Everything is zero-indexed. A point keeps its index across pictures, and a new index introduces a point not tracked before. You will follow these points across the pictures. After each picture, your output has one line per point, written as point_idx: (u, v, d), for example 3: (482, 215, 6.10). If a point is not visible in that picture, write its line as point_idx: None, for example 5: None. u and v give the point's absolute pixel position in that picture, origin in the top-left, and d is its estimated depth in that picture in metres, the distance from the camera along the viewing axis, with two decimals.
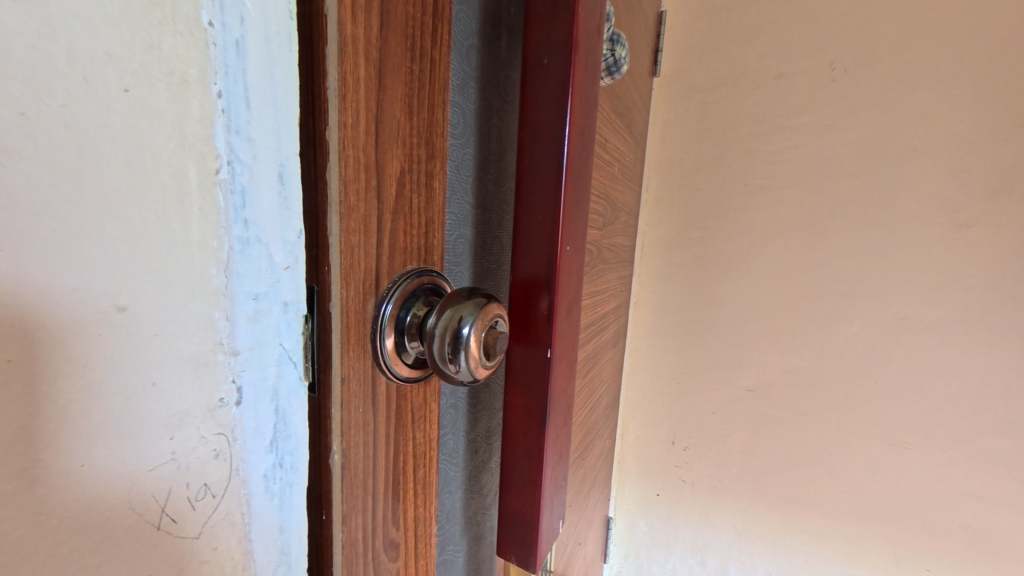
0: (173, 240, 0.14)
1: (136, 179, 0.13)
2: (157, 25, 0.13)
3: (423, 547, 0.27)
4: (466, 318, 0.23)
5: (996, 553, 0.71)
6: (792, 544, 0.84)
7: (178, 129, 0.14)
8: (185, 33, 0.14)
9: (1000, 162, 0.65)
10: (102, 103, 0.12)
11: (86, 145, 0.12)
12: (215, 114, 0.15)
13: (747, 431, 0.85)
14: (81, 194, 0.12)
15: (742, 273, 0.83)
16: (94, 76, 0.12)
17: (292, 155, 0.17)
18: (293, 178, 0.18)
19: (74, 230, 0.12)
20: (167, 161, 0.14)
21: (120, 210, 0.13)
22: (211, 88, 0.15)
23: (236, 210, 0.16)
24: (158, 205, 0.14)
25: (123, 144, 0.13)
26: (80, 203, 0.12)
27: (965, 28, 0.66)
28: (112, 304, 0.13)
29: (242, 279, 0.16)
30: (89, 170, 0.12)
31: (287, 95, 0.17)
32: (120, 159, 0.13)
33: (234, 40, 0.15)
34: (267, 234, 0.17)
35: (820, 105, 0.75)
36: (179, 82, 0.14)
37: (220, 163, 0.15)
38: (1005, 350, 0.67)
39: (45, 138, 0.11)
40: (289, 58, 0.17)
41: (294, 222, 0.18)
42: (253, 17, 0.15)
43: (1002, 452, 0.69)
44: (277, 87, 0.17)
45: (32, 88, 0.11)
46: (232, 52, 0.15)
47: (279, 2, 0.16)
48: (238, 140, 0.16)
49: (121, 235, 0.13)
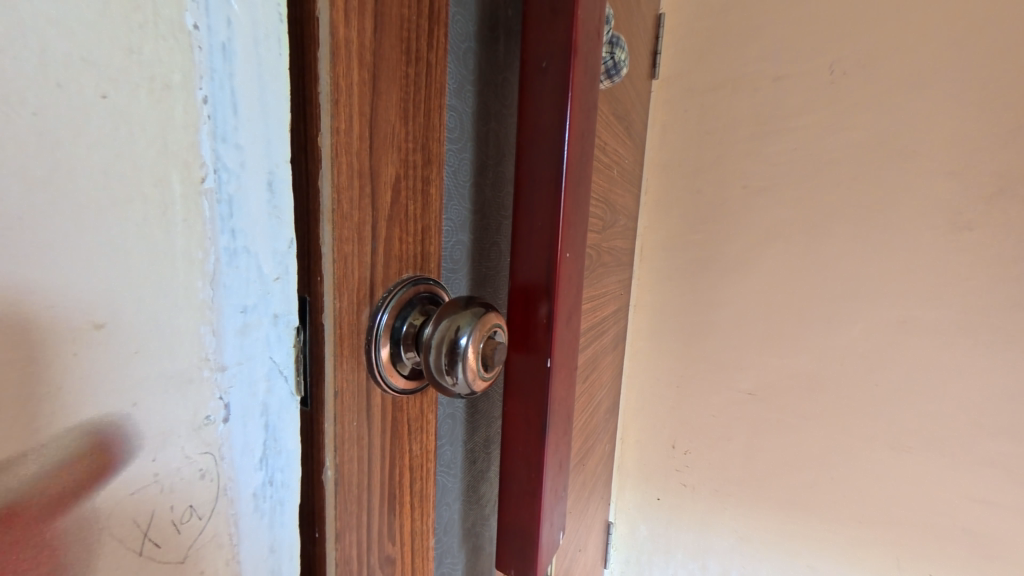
0: (154, 252, 0.13)
1: (116, 188, 0.12)
2: (138, 28, 0.12)
3: (421, 561, 0.27)
4: (464, 328, 0.22)
5: (999, 557, 0.70)
6: (795, 548, 0.84)
7: (162, 137, 0.13)
8: (168, 37, 0.13)
9: (1000, 164, 0.65)
10: (81, 111, 0.12)
11: (64, 154, 0.11)
12: (201, 121, 0.14)
13: (747, 435, 0.85)
14: (57, 206, 0.11)
15: (742, 276, 0.82)
16: (71, 81, 0.11)
17: (282, 161, 0.17)
18: (284, 185, 0.17)
19: (51, 244, 0.11)
20: (150, 170, 0.13)
21: (98, 220, 0.12)
22: (197, 94, 0.14)
23: (223, 220, 0.15)
24: (140, 216, 0.13)
25: (102, 151, 0.12)
26: (57, 216, 0.11)
27: (962, 30, 0.66)
28: (90, 321, 0.12)
29: (230, 290, 0.16)
30: (66, 180, 0.11)
31: (277, 100, 0.16)
32: (99, 168, 0.12)
33: (221, 44, 0.14)
34: (257, 243, 0.16)
35: (819, 107, 0.75)
36: (161, 87, 0.13)
37: (207, 171, 0.15)
38: (1006, 353, 0.67)
39: (19, 147, 0.11)
40: (278, 62, 0.16)
41: (284, 232, 0.17)
42: (239, 20, 0.15)
43: (1003, 456, 0.69)
44: (267, 92, 0.16)
45: (5, 94, 0.10)
46: (218, 56, 0.14)
47: (268, 3, 0.16)
48: (225, 148, 0.15)
49: (100, 247, 0.12)
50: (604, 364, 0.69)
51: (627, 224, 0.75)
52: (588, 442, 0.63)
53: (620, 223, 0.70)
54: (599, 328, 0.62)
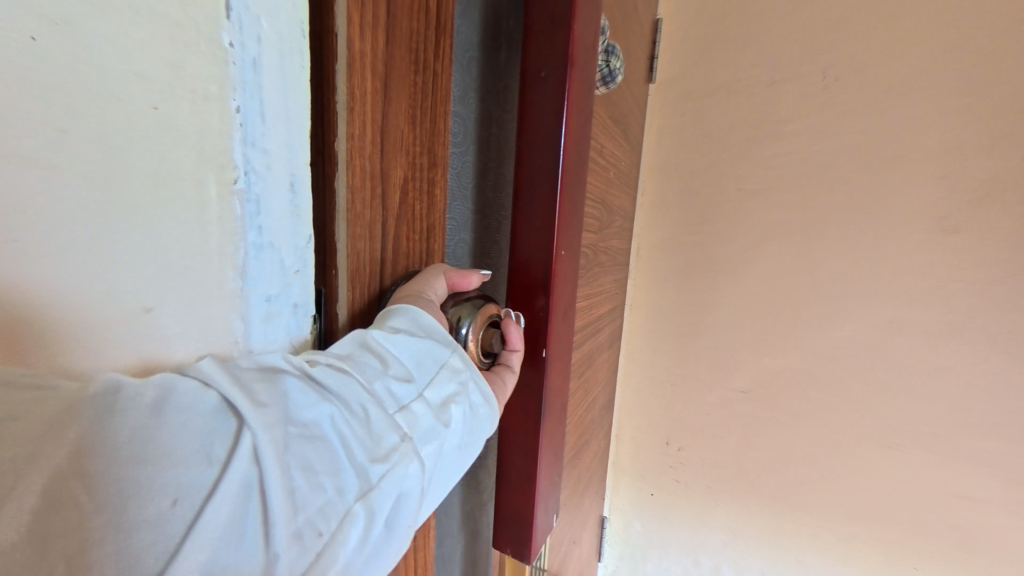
0: (193, 248, 0.15)
1: (161, 192, 0.14)
2: (182, 45, 0.14)
3: (422, 540, 0.28)
4: (465, 318, 0.27)
5: (982, 551, 0.73)
6: (786, 543, 0.86)
7: (201, 143, 0.15)
8: (207, 52, 0.15)
9: (983, 171, 0.68)
10: (133, 121, 0.13)
11: (116, 160, 0.13)
12: (234, 128, 0.16)
13: (740, 433, 0.87)
14: (113, 207, 0.13)
15: (736, 277, 0.84)
16: (126, 94, 0.13)
17: (303, 165, 0.19)
18: (303, 187, 0.19)
19: (105, 241, 0.13)
20: (190, 173, 0.15)
21: (145, 221, 0.14)
22: (231, 103, 0.16)
23: (251, 217, 0.17)
24: (181, 216, 0.15)
25: (149, 157, 0.14)
26: (112, 216, 0.13)
27: (948, 40, 0.68)
28: (141, 304, 0.14)
29: (256, 281, 0.17)
30: (120, 183, 0.13)
31: (299, 109, 0.18)
32: (147, 173, 0.14)
33: (252, 59, 0.16)
34: (278, 238, 0.18)
35: (811, 113, 0.77)
36: (202, 99, 0.15)
37: (238, 173, 0.16)
38: (987, 352, 0.69)
39: (81, 153, 0.12)
40: (301, 74, 0.18)
41: (303, 228, 0.19)
42: (268, 37, 0.16)
43: (986, 452, 0.71)
44: (290, 101, 0.18)
45: (71, 109, 0.12)
46: (249, 69, 0.16)
47: (292, 18, 0.17)
48: (254, 152, 0.17)
49: (146, 244, 0.14)
50: (600, 361, 0.70)
51: (623, 225, 0.77)
52: (584, 437, 0.64)
53: (617, 224, 0.71)
54: (596, 326, 0.64)
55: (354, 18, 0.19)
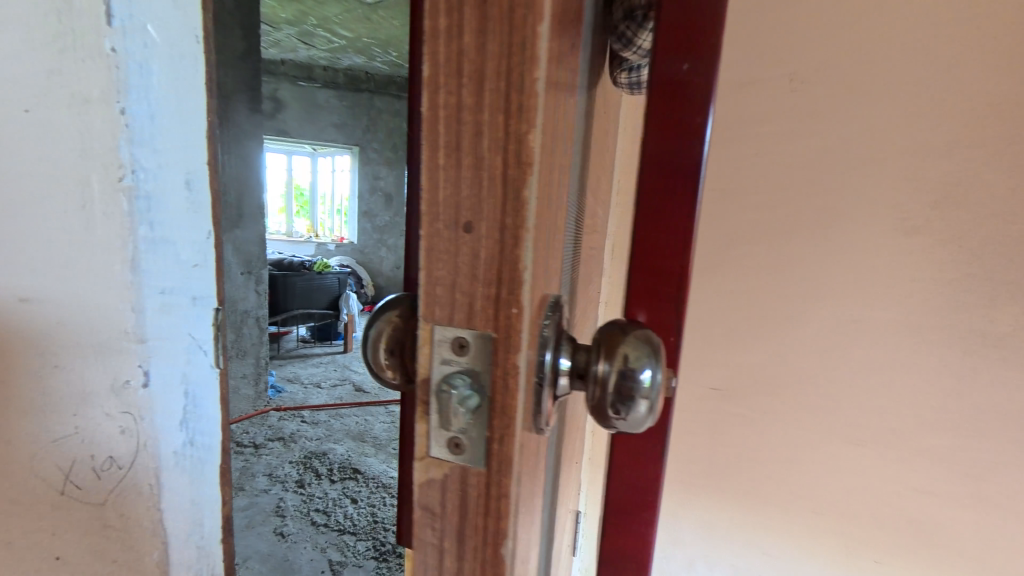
0: (100, 223, 0.34)
1: (83, 184, 0.34)
2: (88, 107, 0.33)
3: None
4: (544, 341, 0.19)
5: (941, 545, 0.75)
6: (755, 539, 0.87)
7: (102, 175, 0.34)
8: (107, 110, 0.33)
9: (942, 174, 0.69)
10: (72, 165, 0.33)
11: (70, 181, 0.34)
12: (123, 136, 0.34)
13: (712, 430, 0.88)
14: (63, 225, 0.34)
15: (708, 277, 0.85)
16: (67, 130, 0.33)
17: (197, 175, 0.37)
18: (196, 189, 0.38)
19: (56, 210, 0.34)
20: (102, 173, 0.34)
21: (80, 222, 0.34)
22: (122, 121, 0.34)
23: (145, 213, 0.36)
24: (84, 197, 0.34)
25: (78, 163, 0.33)
26: (58, 196, 0.34)
27: (913, 46, 0.69)
28: (47, 290, 0.35)
29: (152, 276, 0.37)
30: (64, 181, 0.33)
31: (195, 150, 0.37)
32: (79, 171, 0.34)
33: (147, 114, 0.34)
34: (166, 230, 0.37)
35: (780, 116, 0.78)
36: (92, 108, 0.33)
37: (128, 176, 0.34)
38: (945, 350, 0.71)
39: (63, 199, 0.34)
40: (161, 95, 0.35)
41: (207, 248, 0.39)
42: (154, 96, 0.34)
43: (944, 448, 0.73)
44: (162, 121, 0.35)
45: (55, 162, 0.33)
46: (145, 123, 0.34)
47: (161, 86, 0.35)
48: (145, 155, 0.35)
49: (83, 230, 0.34)
50: None
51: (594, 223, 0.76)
52: None
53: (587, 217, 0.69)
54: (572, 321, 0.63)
55: (554, 13, 0.16)
